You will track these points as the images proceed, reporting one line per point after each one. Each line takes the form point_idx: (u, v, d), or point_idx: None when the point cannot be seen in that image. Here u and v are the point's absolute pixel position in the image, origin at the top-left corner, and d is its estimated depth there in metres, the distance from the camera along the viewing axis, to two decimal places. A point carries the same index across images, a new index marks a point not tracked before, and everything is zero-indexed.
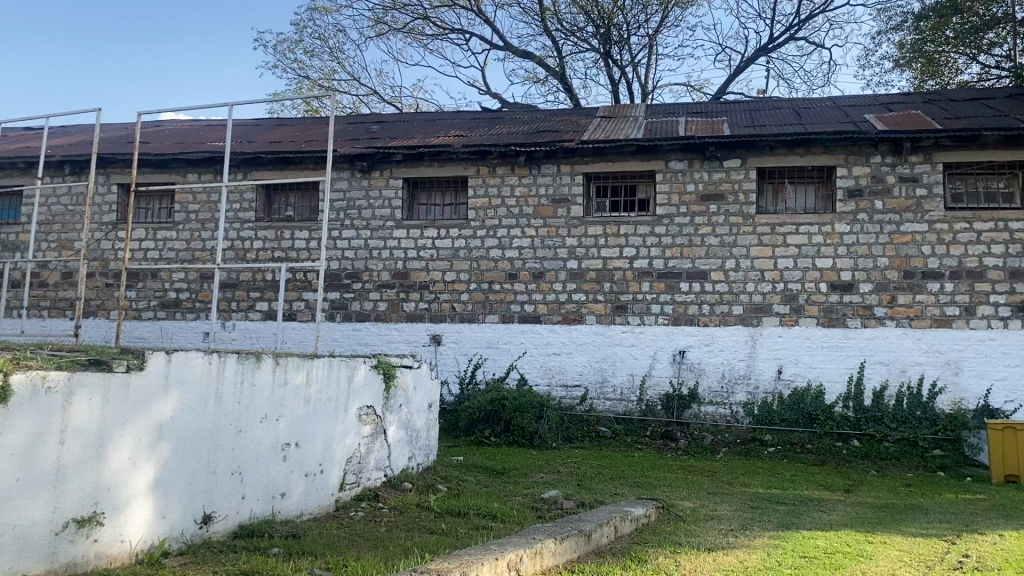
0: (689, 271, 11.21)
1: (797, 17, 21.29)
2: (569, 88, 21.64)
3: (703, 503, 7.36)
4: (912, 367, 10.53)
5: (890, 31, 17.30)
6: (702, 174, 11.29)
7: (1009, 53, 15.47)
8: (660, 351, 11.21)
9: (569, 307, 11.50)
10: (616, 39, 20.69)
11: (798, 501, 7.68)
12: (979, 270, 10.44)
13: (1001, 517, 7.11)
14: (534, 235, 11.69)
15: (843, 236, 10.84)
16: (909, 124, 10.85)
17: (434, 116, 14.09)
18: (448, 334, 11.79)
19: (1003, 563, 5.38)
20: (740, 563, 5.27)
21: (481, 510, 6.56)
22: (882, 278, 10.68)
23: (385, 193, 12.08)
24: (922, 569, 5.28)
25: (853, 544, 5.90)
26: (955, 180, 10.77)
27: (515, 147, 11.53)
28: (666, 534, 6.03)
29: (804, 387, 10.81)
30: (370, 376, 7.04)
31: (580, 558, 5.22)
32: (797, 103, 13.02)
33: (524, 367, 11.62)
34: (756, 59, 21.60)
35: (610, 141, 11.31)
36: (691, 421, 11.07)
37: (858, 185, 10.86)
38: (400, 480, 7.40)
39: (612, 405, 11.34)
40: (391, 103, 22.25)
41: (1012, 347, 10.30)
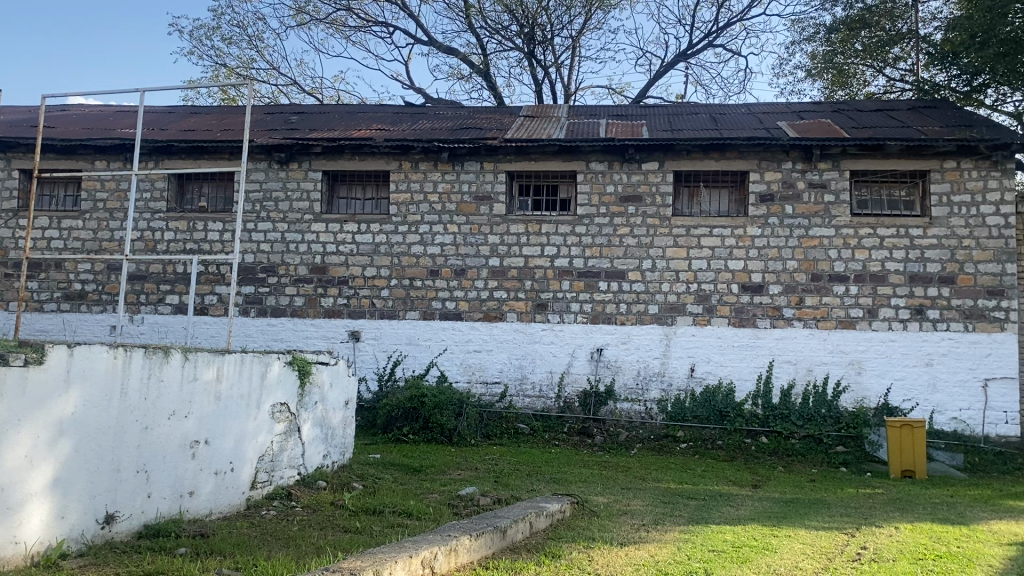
0: (608, 270, 11.37)
1: (716, 24, 21.74)
2: (492, 86, 21.65)
3: (617, 499, 7.46)
4: (817, 366, 10.93)
5: (803, 41, 17.81)
6: (622, 176, 11.46)
7: (913, 67, 16.14)
8: (579, 349, 11.34)
9: (490, 304, 11.53)
10: (540, 39, 20.80)
11: (709, 497, 7.87)
12: (881, 274, 10.90)
13: (897, 511, 7.45)
14: (455, 232, 11.66)
15: (754, 239, 11.16)
16: (818, 132, 11.25)
17: (355, 109, 13.90)
18: (367, 330, 11.67)
19: (898, 554, 5.63)
20: (651, 557, 5.36)
21: (397, 508, 6.51)
22: (791, 280, 11.05)
23: (304, 186, 11.87)
24: (823, 561, 5.48)
25: (760, 538, 6.08)
26: (861, 187, 11.22)
27: (437, 143, 11.47)
28: (580, 530, 6.08)
29: (715, 385, 11.11)
30: (284, 373, 6.89)
31: (495, 555, 5.24)
32: (714, 108, 13.35)
33: (443, 364, 11.59)
34: (675, 64, 22.00)
35: (532, 141, 11.36)
36: (607, 417, 11.20)
37: (769, 190, 11.20)
38: (314, 478, 7.28)
39: (531, 402, 11.42)
40: (312, 94, 21.85)
41: (911, 348, 10.77)
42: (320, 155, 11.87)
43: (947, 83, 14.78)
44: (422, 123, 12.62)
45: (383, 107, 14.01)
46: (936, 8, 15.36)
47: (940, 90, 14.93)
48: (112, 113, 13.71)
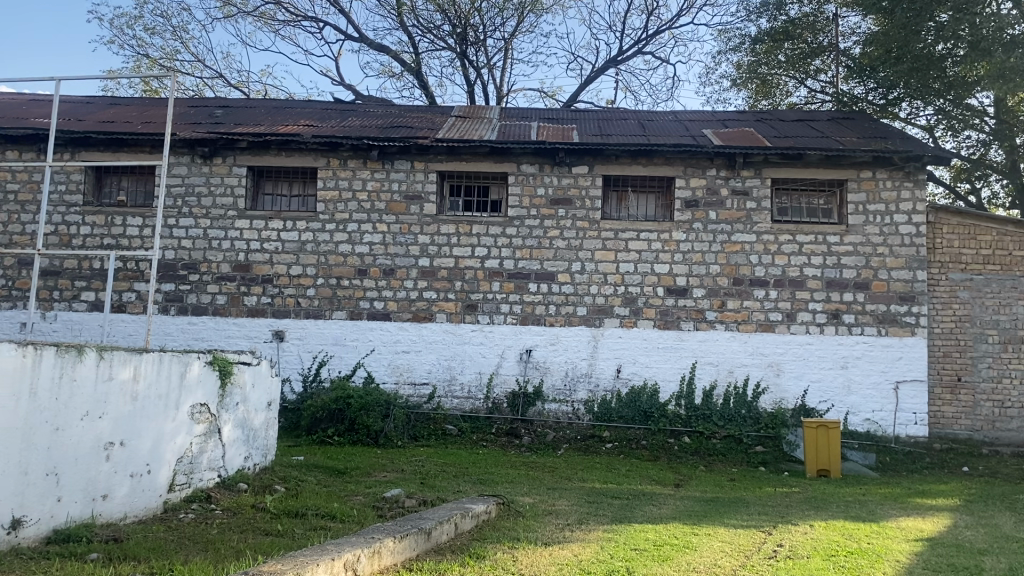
0: (538, 272, 11.44)
1: (645, 32, 22.09)
2: (424, 85, 21.53)
3: (542, 499, 7.50)
4: (738, 368, 11.21)
5: (729, 51, 18.21)
6: (552, 178, 11.54)
7: (833, 79, 16.61)
8: (507, 349, 11.38)
9: (419, 305, 11.47)
10: (472, 40, 20.77)
11: (633, 496, 7.99)
12: (800, 279, 11.23)
13: (812, 509, 7.68)
14: (385, 231, 11.57)
15: (679, 243, 11.37)
16: (742, 140, 11.53)
17: (283, 105, 13.65)
18: (292, 330, 11.49)
19: (812, 551, 5.82)
20: (574, 557, 5.41)
21: (319, 511, 6.42)
22: (714, 284, 11.30)
23: (229, 182, 11.63)
24: (740, 558, 5.62)
25: (680, 537, 6.19)
26: (782, 195, 11.56)
27: (367, 142, 11.36)
28: (504, 530, 6.11)
29: (640, 386, 11.28)
30: (204, 373, 6.70)
31: (419, 556, 5.22)
32: (643, 114, 13.57)
33: (370, 365, 11.49)
34: (606, 70, 22.26)
35: (463, 141, 11.35)
36: (535, 418, 11.27)
37: (694, 196, 11.43)
38: (235, 480, 7.13)
39: (459, 403, 11.41)
40: (238, 88, 21.36)
41: (827, 351, 11.14)
42: (246, 151, 11.63)
43: (865, 96, 15.36)
44: (351, 121, 12.47)
45: (311, 103, 13.79)
46: (855, 23, 15.91)
47: (858, 103, 15.45)
48: (25, 101, 13.17)
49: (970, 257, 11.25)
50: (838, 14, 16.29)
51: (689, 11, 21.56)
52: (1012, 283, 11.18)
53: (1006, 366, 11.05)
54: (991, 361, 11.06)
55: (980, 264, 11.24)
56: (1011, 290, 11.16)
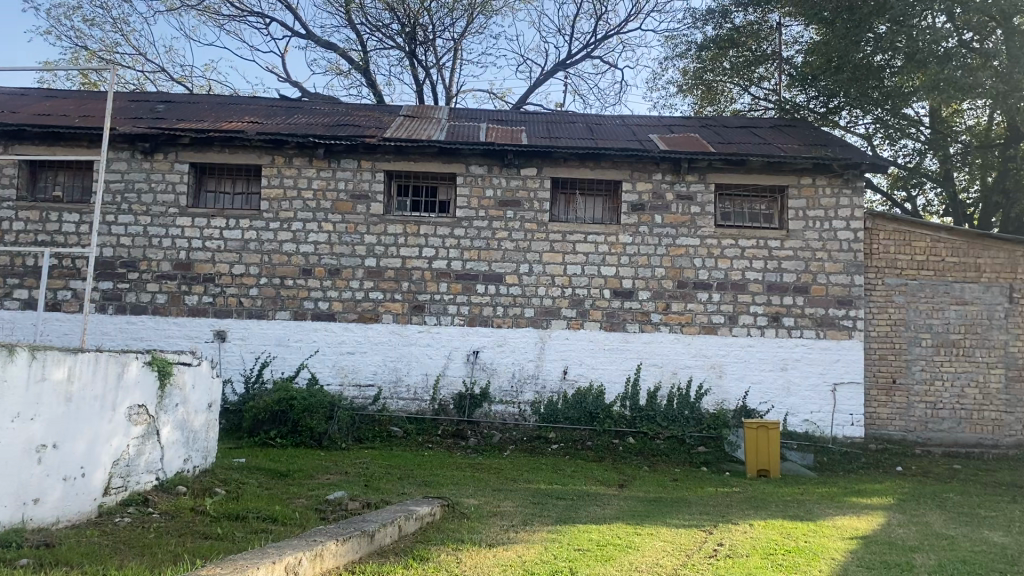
0: (485, 273, 11.44)
1: (594, 36, 22.29)
2: (372, 83, 21.38)
3: (487, 500, 7.51)
4: (681, 370, 11.37)
5: (676, 57, 18.43)
6: (500, 180, 11.55)
7: (776, 87, 16.95)
8: (454, 351, 11.36)
9: (365, 305, 11.38)
10: (421, 39, 20.71)
11: (577, 497, 8.05)
12: (742, 282, 11.44)
13: (752, 508, 7.82)
14: (330, 230, 11.46)
15: (626, 246, 11.49)
16: (687, 145, 11.70)
17: (227, 101, 13.43)
18: (234, 330, 11.31)
19: (751, 549, 5.93)
20: (518, 558, 5.43)
21: (260, 513, 6.33)
22: (659, 286, 11.44)
23: (170, 178, 11.40)
24: (682, 557, 5.70)
25: (623, 537, 6.26)
26: (725, 200, 11.76)
27: (313, 140, 11.24)
28: (448, 531, 6.11)
29: (586, 387, 11.37)
30: (142, 373, 6.55)
31: (362, 559, 5.18)
32: (590, 118, 13.67)
33: (314, 366, 11.37)
34: (554, 73, 22.39)
35: (411, 141, 11.30)
36: (481, 420, 11.28)
37: (640, 200, 11.56)
38: (174, 484, 6.99)
39: (404, 404, 11.35)
40: (181, 82, 20.93)
41: (768, 354, 11.37)
42: (188, 147, 11.42)
43: (806, 104, 15.71)
44: (297, 118, 12.31)
45: (257, 100, 13.59)
46: (797, 32, 16.27)
47: (800, 111, 15.79)
48: None
49: (906, 263, 11.57)
50: (781, 23, 16.63)
51: (637, 17, 21.81)
52: (944, 288, 11.53)
53: (937, 369, 11.40)
54: (923, 364, 11.41)
55: (915, 270, 11.56)
56: (943, 295, 11.51)
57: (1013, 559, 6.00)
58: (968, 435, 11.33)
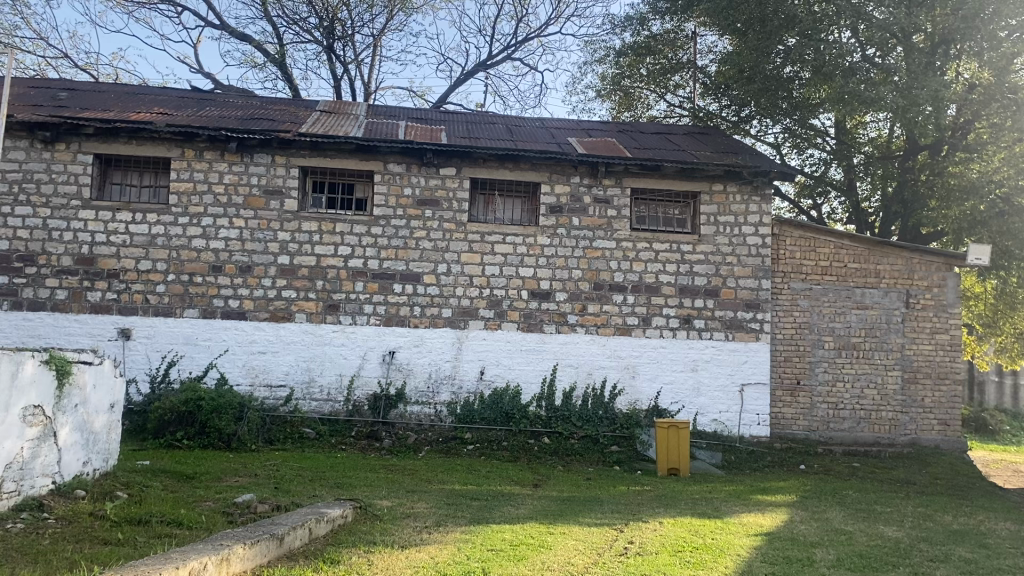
0: (402, 273, 11.36)
1: (515, 38, 22.40)
2: (288, 77, 20.96)
3: (400, 502, 7.47)
4: (596, 370, 11.53)
5: (595, 62, 18.68)
6: (419, 179, 11.48)
7: (690, 95, 17.35)
8: (370, 351, 11.24)
9: (278, 304, 11.15)
10: (340, 35, 20.42)
11: (491, 497, 8.07)
12: (656, 285, 11.67)
13: (661, 507, 7.99)
14: (242, 226, 11.19)
15: (544, 248, 11.58)
16: (604, 149, 11.88)
17: (135, 90, 12.96)
18: (139, 328, 10.93)
19: (660, 547, 6.06)
20: (431, 559, 5.42)
21: (163, 517, 6.12)
22: (576, 288, 11.56)
23: (72, 169, 10.95)
24: (593, 556, 5.77)
25: (536, 536, 6.31)
26: (641, 204, 11.98)
27: (225, 133, 10.95)
28: (361, 534, 6.04)
29: (502, 388, 11.41)
30: (39, 372, 6.25)
31: (270, 563, 5.07)
32: (510, 120, 13.71)
33: (224, 366, 11.09)
34: (475, 73, 22.40)
35: (328, 137, 11.12)
36: (396, 420, 11.19)
37: (558, 202, 11.66)
38: (72, 487, 6.71)
39: (317, 405, 11.18)
40: (86, 70, 20.08)
41: (679, 355, 11.63)
42: (93, 137, 10.98)
43: (719, 112, 16.17)
44: (209, 111, 11.98)
45: (166, 91, 13.16)
46: (711, 42, 16.72)
47: (713, 119, 16.22)
48: None
49: (811, 268, 12.00)
50: (696, 33, 17.06)
51: (557, 21, 22.02)
52: (846, 293, 11.99)
53: (839, 370, 11.86)
54: (826, 365, 11.85)
55: (819, 275, 12.00)
56: (845, 299, 11.97)
57: (905, 552, 6.29)
58: (867, 434, 11.81)
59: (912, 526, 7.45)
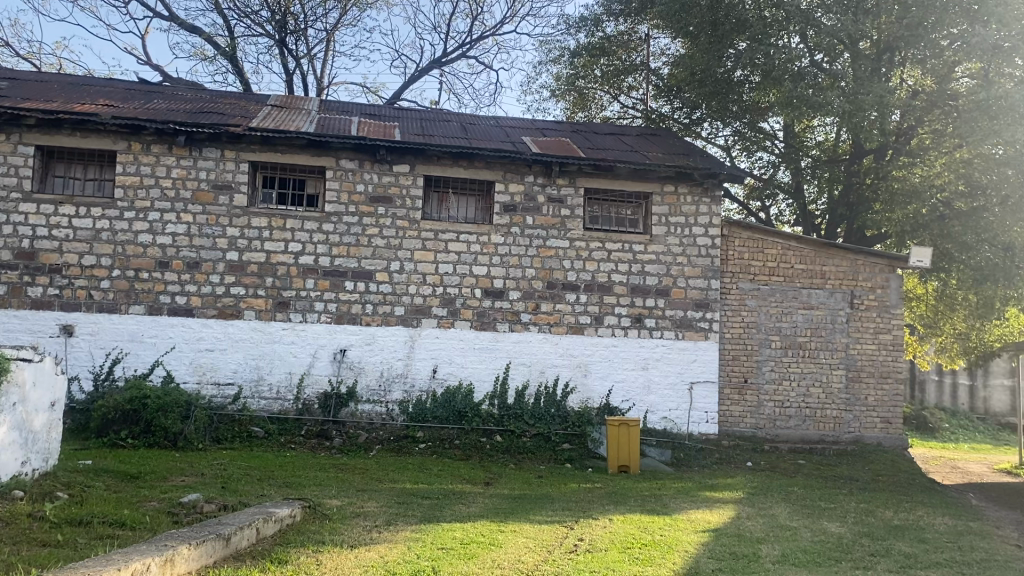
0: (354, 270, 11.26)
1: (469, 36, 22.36)
2: (239, 71, 20.64)
3: (350, 501, 7.42)
4: (548, 369, 11.58)
5: (549, 62, 18.74)
6: (371, 175, 11.40)
7: (643, 97, 17.52)
8: (320, 349, 11.14)
9: (226, 301, 10.99)
10: (292, 29, 20.18)
11: (442, 495, 8.06)
12: (608, 284, 11.76)
13: (611, 504, 8.06)
14: (190, 221, 11.01)
15: (497, 247, 11.58)
16: (558, 149, 11.93)
17: (79, 81, 12.65)
18: (82, 325, 10.70)
19: (610, 544, 6.11)
20: (381, 558, 5.40)
21: (106, 518, 5.99)
22: (529, 287, 11.60)
23: (13, 161, 10.67)
24: (543, 554, 5.80)
25: (487, 534, 6.32)
26: (593, 204, 12.05)
27: (173, 126, 10.75)
28: (309, 533, 5.99)
29: (455, 386, 11.39)
30: None
31: (216, 564, 4.99)
32: (464, 118, 13.69)
33: (170, 364, 10.90)
34: (429, 71, 22.31)
35: (279, 132, 10.98)
36: (347, 419, 11.09)
37: (512, 201, 11.68)
38: (10, 488, 6.51)
39: (267, 403, 11.04)
40: (27, 59, 19.53)
41: (631, 353, 11.74)
42: (35, 128, 10.70)
43: (671, 114, 16.35)
44: (156, 103, 11.74)
45: (112, 82, 12.86)
46: (664, 45, 16.89)
47: (665, 121, 16.40)
48: None
49: (759, 269, 12.21)
50: (649, 35, 17.22)
51: (512, 20, 22.04)
52: (793, 293, 12.22)
53: (786, 369, 12.08)
54: (773, 364, 12.06)
55: (766, 275, 12.21)
56: (792, 300, 12.20)
57: (847, 547, 6.44)
58: (812, 431, 12.05)
59: (854, 522, 7.64)
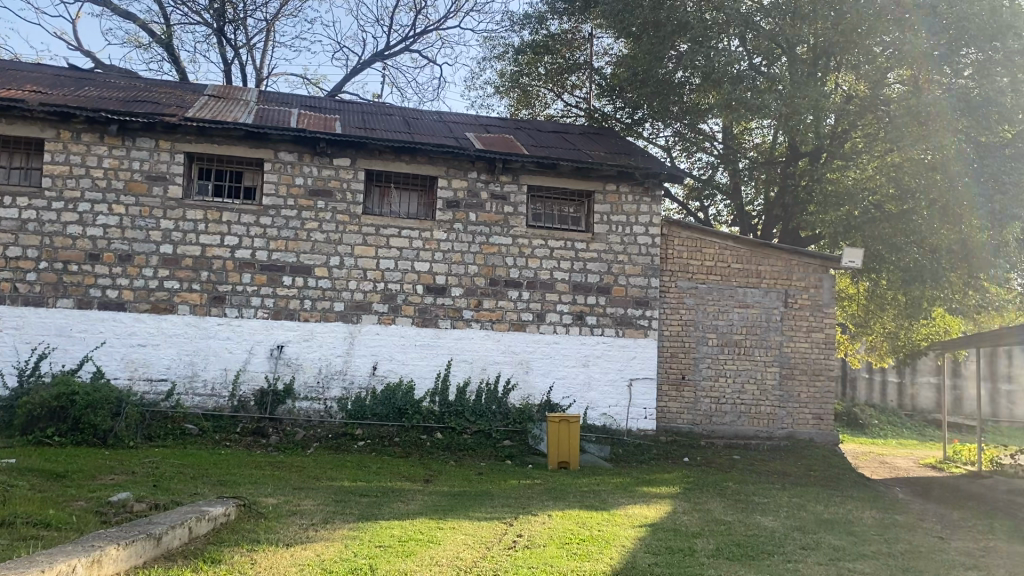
0: (293, 265, 11.10)
1: (413, 30, 22.20)
2: (175, 59, 20.15)
3: (287, 499, 7.31)
4: (490, 366, 11.58)
5: (493, 58, 18.72)
6: (311, 169, 11.24)
7: (586, 96, 17.63)
8: (257, 345, 10.95)
9: (159, 295, 10.73)
10: (231, 18, 19.76)
11: (381, 493, 8.00)
12: (550, 281, 11.81)
13: (550, 499, 8.11)
14: (123, 213, 10.72)
15: (439, 243, 11.53)
16: (501, 146, 11.92)
17: (6, 65, 12.21)
18: (6, 319, 10.35)
19: (548, 540, 6.15)
20: (317, 556, 5.33)
21: (30, 518, 5.78)
22: (471, 283, 11.58)
23: None
24: (481, 550, 5.80)
25: (425, 531, 6.29)
26: (536, 201, 12.08)
27: (105, 114, 10.44)
28: (243, 532, 5.87)
29: (395, 383, 11.32)
30: None
31: (146, 564, 4.86)
32: (407, 112, 13.60)
33: (100, 359, 10.60)
34: (372, 64, 22.08)
35: (216, 123, 10.75)
36: (284, 416, 10.92)
37: (455, 197, 11.64)
38: None
39: (201, 401, 10.81)
40: None
41: (572, 350, 11.81)
42: None
43: (613, 113, 16.50)
44: (88, 91, 11.39)
45: (41, 68, 12.44)
46: (607, 44, 17.01)
47: (608, 120, 16.54)
48: None
49: (696, 268, 12.40)
50: (592, 35, 17.33)
51: (456, 15, 21.95)
52: (729, 292, 12.44)
53: (722, 366, 12.29)
54: (710, 361, 12.27)
55: (704, 274, 12.41)
56: (728, 298, 12.41)
57: (779, 541, 6.59)
58: (747, 427, 12.28)
59: (786, 516, 7.83)
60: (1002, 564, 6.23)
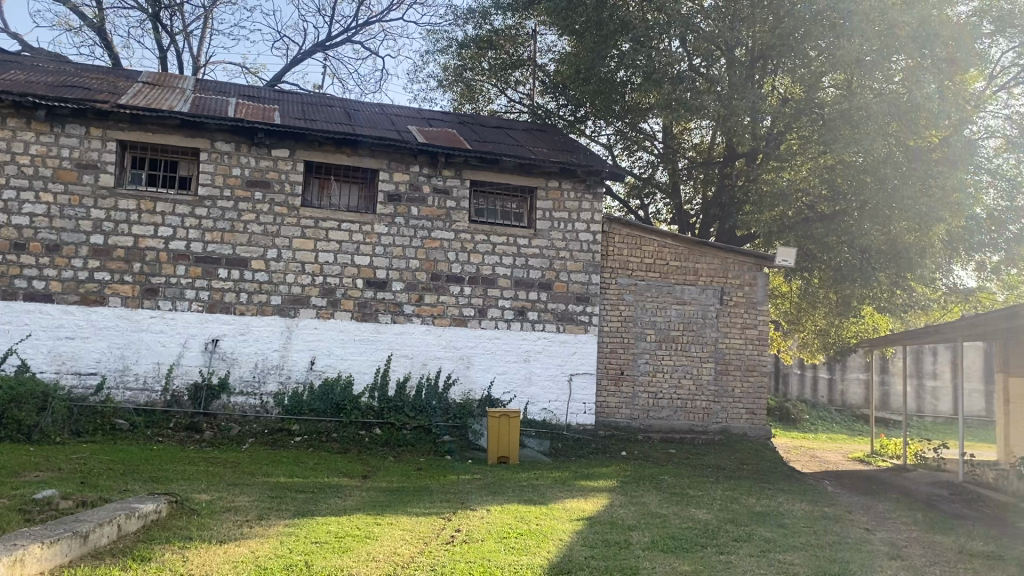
0: (229, 257, 10.89)
1: (355, 21, 21.96)
2: (108, 44, 19.58)
3: (221, 495, 7.18)
4: (430, 361, 11.55)
5: (436, 52, 18.64)
6: (249, 159, 11.04)
7: (529, 92, 17.68)
8: (191, 339, 10.72)
9: (89, 287, 10.43)
10: (166, 3, 19.28)
11: (318, 489, 7.91)
12: (491, 277, 11.82)
13: (489, 494, 8.14)
14: (50, 202, 10.39)
15: (380, 236, 11.44)
16: (443, 140, 11.88)
17: None
18: None
19: (486, 534, 6.16)
20: (251, 553, 5.24)
21: None
22: (412, 278, 11.52)
23: None
24: (419, 545, 5.79)
25: (363, 527, 6.26)
26: (479, 196, 12.08)
27: (33, 99, 10.10)
28: (174, 530, 5.74)
29: (334, 378, 11.20)
30: None
31: (72, 563, 4.73)
32: (348, 104, 13.45)
33: (25, 352, 10.28)
34: (312, 54, 21.78)
35: (150, 110, 10.47)
36: (219, 412, 10.73)
37: (396, 190, 11.56)
38: None
39: (132, 395, 10.55)
40: None
41: (513, 345, 11.85)
42: None
43: (556, 110, 16.59)
44: (14, 74, 11.00)
45: None
46: (550, 41, 17.09)
47: (550, 117, 16.63)
48: None
49: (636, 265, 12.54)
50: (536, 31, 17.39)
51: (399, 7, 21.79)
52: (668, 289, 12.62)
53: (660, 361, 12.47)
54: (648, 357, 12.43)
55: (643, 271, 12.56)
56: (667, 295, 12.59)
57: (712, 533, 6.72)
58: (684, 421, 12.49)
59: (719, 508, 7.99)
60: (922, 554, 6.47)
